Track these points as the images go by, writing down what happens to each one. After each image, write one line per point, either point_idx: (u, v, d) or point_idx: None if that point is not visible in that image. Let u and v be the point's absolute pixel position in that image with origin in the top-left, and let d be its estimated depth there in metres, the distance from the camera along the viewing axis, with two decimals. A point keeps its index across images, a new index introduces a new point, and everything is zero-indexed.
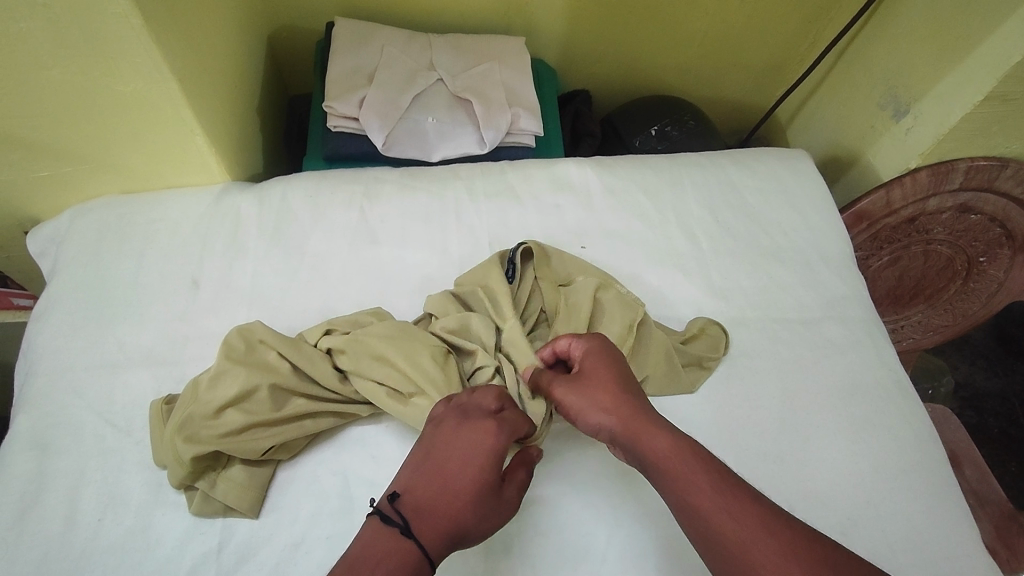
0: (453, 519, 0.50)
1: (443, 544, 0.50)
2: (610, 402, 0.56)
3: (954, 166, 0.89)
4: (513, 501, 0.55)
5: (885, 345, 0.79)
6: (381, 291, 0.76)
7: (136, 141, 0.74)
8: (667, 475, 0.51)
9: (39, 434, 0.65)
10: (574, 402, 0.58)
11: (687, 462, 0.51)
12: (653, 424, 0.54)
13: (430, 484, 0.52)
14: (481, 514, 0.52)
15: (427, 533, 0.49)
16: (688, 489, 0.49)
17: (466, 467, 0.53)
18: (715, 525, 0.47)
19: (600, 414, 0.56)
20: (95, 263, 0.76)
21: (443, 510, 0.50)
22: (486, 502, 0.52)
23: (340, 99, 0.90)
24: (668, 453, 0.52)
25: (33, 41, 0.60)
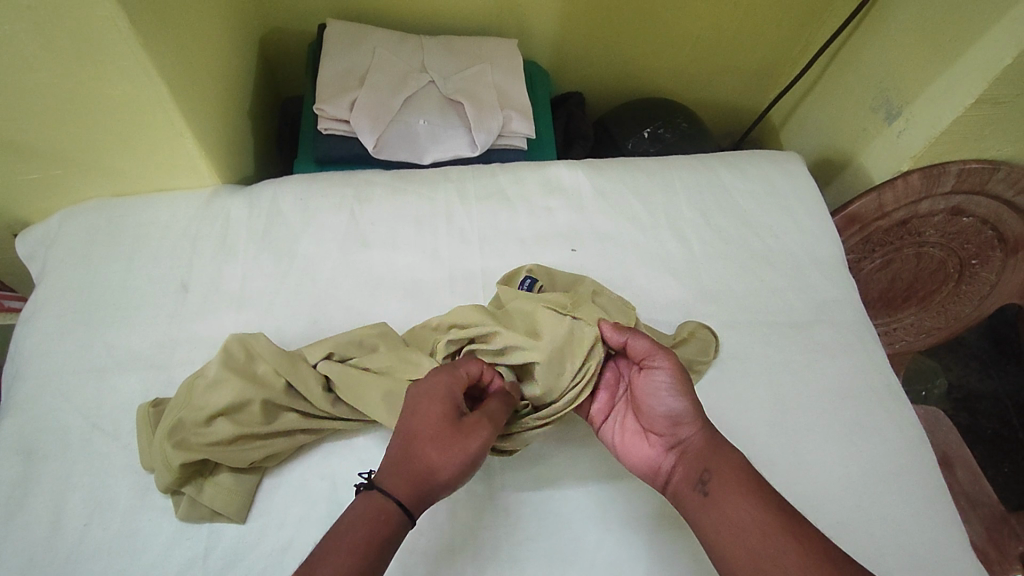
0: (419, 466, 0.52)
1: (413, 491, 0.52)
2: (698, 408, 0.59)
3: (946, 168, 0.89)
4: (478, 440, 0.54)
5: (875, 348, 0.79)
6: (372, 295, 0.75)
7: (125, 144, 0.74)
8: (729, 487, 0.54)
9: (26, 438, 0.65)
10: (679, 383, 0.59)
11: (753, 484, 0.53)
12: (719, 439, 0.57)
13: (396, 448, 0.54)
14: (445, 453, 0.53)
15: (396, 486, 0.52)
16: (749, 506, 0.52)
17: (422, 425, 0.54)
18: (762, 546, 0.49)
19: (689, 412, 0.58)
20: (84, 266, 0.75)
21: (405, 468, 0.52)
22: (443, 448, 0.53)
23: (331, 102, 0.90)
24: (736, 470, 0.54)
25: (19, 44, 0.60)
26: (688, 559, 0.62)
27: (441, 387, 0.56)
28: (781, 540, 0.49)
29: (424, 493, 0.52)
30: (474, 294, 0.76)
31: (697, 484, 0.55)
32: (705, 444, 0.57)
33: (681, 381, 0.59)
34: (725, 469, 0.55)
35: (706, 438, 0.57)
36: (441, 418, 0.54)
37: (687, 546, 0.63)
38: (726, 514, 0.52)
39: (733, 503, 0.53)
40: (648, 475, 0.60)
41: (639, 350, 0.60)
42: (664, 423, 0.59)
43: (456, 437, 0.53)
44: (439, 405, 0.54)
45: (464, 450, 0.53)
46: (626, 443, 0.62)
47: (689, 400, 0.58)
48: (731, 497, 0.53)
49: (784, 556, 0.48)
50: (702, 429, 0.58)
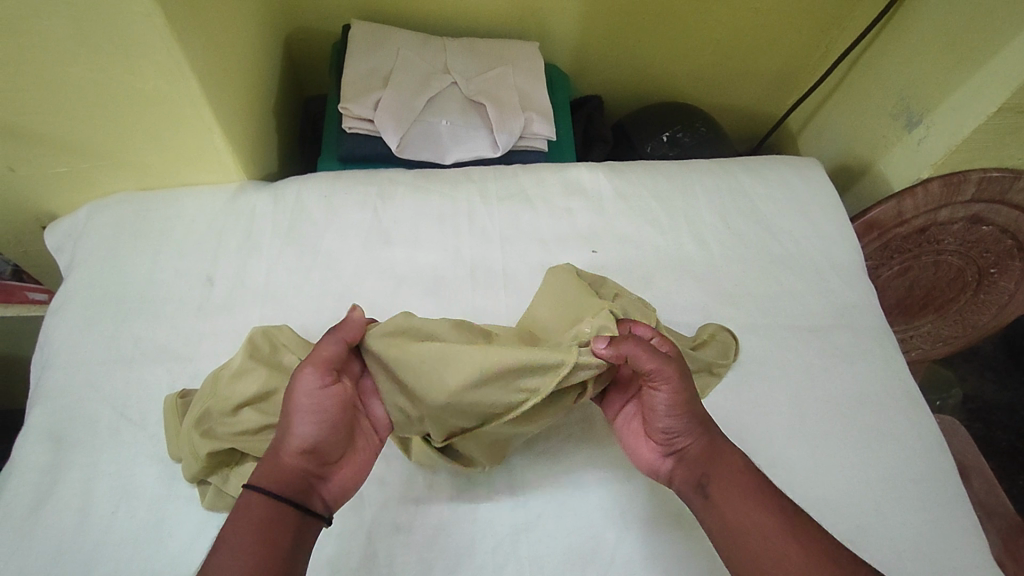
0: (273, 443, 0.55)
1: (272, 472, 0.53)
2: (699, 415, 0.58)
3: (966, 176, 0.89)
4: (306, 397, 0.54)
5: (895, 354, 0.79)
6: (394, 291, 0.76)
7: (155, 138, 0.75)
8: (732, 493, 0.55)
9: (55, 426, 0.66)
10: (679, 398, 0.57)
11: (755, 486, 0.55)
12: (724, 448, 0.57)
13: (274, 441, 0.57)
14: (285, 419, 0.54)
15: (257, 473, 0.53)
16: (751, 512, 0.53)
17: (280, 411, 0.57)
18: (767, 549, 0.51)
19: (688, 420, 0.57)
20: (112, 258, 0.77)
21: (267, 454, 0.54)
22: (283, 419, 0.54)
23: (356, 101, 0.91)
24: (740, 473, 0.56)
25: (58, 38, 0.61)
26: (706, 560, 0.62)
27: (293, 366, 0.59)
28: (783, 538, 0.51)
29: (280, 467, 0.53)
30: (495, 292, 0.77)
31: (698, 489, 0.56)
32: (707, 453, 0.57)
33: (682, 394, 0.57)
34: (727, 472, 0.56)
35: (705, 442, 0.58)
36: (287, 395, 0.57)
37: (705, 547, 0.63)
38: (728, 516, 0.54)
39: (736, 506, 0.54)
40: (648, 474, 0.61)
41: (641, 368, 0.56)
42: (664, 433, 0.58)
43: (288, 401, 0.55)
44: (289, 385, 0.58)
45: (297, 407, 0.54)
46: (629, 443, 0.62)
47: (688, 410, 0.57)
48: (734, 499, 0.54)
49: (787, 558, 0.50)
50: (702, 435, 0.58)
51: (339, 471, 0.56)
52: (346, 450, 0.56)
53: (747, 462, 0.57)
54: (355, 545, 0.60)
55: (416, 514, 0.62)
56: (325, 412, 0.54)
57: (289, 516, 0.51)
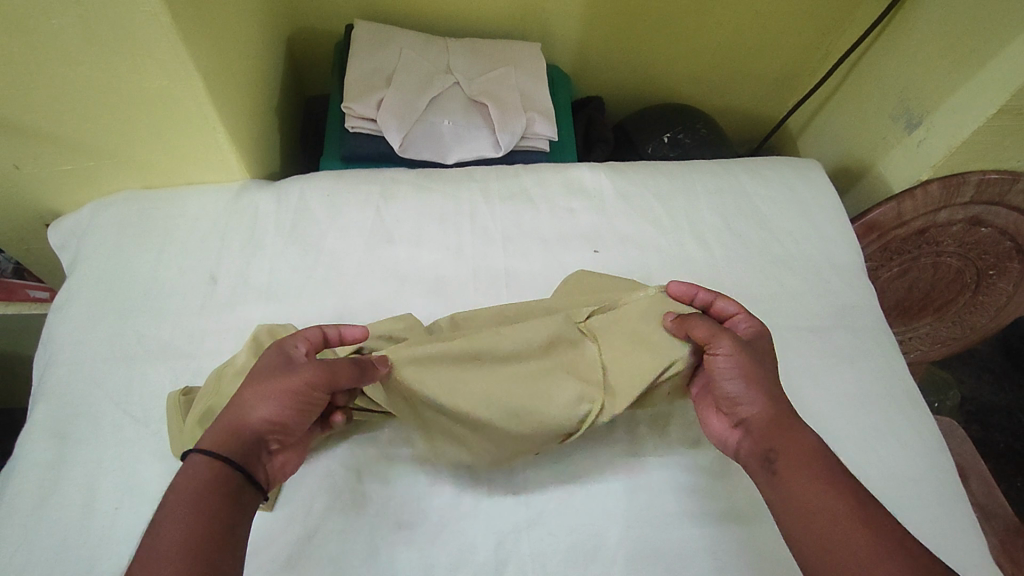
0: (239, 408, 0.54)
1: (235, 438, 0.53)
2: (765, 385, 0.59)
3: (965, 178, 0.90)
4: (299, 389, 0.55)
5: (894, 354, 0.80)
6: (397, 290, 0.77)
7: (159, 137, 0.75)
8: (798, 469, 0.54)
9: (58, 423, 0.66)
10: (740, 362, 0.60)
11: (826, 468, 0.53)
12: (796, 424, 0.57)
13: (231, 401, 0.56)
14: (267, 394, 0.55)
15: (213, 436, 0.53)
16: (818, 490, 0.52)
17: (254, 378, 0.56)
18: (833, 530, 0.50)
19: (754, 388, 0.59)
20: (116, 256, 0.77)
21: (230, 417, 0.54)
22: (263, 392, 0.55)
23: (359, 101, 0.92)
24: (811, 453, 0.55)
25: (65, 37, 0.61)
26: (707, 558, 0.62)
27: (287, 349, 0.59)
28: (850, 521, 0.50)
29: (243, 437, 0.53)
30: (497, 291, 0.77)
31: (764, 462, 0.56)
32: (773, 423, 0.57)
33: (745, 360, 0.60)
34: (794, 448, 0.55)
35: (772, 415, 0.58)
36: (265, 370, 0.57)
37: (706, 546, 0.63)
38: (794, 494, 0.53)
39: (804, 485, 0.53)
40: (722, 444, 0.63)
41: (697, 335, 0.61)
42: (728, 400, 0.61)
43: (274, 377, 0.56)
44: (265, 361, 0.58)
45: (287, 392, 0.55)
46: (705, 416, 0.65)
47: (753, 378, 0.59)
48: (802, 478, 0.53)
49: (853, 540, 0.49)
50: (768, 406, 0.58)
51: (284, 452, 0.58)
52: (299, 435, 0.59)
53: (822, 444, 0.56)
54: (357, 542, 0.60)
55: (419, 511, 0.62)
56: (308, 409, 0.57)
57: (239, 482, 0.51)
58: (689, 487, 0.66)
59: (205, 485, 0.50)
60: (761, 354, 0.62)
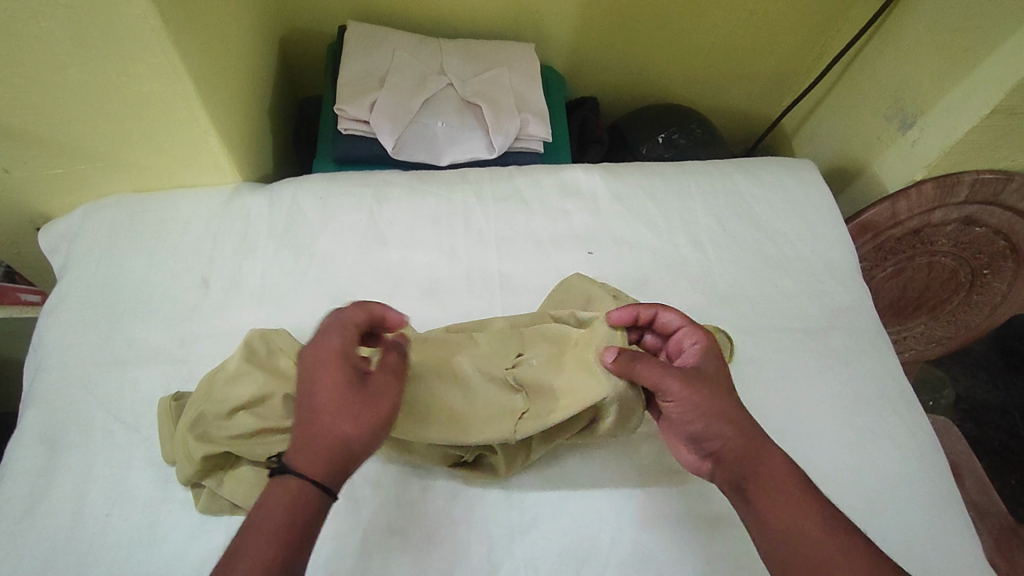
0: (333, 436, 0.50)
1: (331, 458, 0.50)
2: (727, 412, 0.56)
3: (959, 178, 0.89)
4: (385, 401, 0.53)
5: (889, 355, 0.80)
6: (389, 293, 0.76)
7: (150, 140, 0.75)
8: (772, 496, 0.53)
9: (48, 429, 0.65)
10: (697, 402, 0.56)
11: (799, 492, 0.53)
12: (766, 446, 0.56)
13: (305, 425, 0.51)
14: (359, 417, 0.51)
15: (315, 468, 0.49)
16: (791, 517, 0.52)
17: (328, 396, 0.51)
18: (830, 560, 0.50)
19: (716, 420, 0.56)
20: (106, 260, 0.76)
21: (325, 446, 0.50)
22: (355, 413, 0.51)
23: (351, 102, 0.91)
24: (787, 475, 0.54)
25: (54, 39, 0.61)
26: (700, 561, 0.62)
27: (333, 353, 0.54)
28: (827, 546, 0.51)
29: (347, 464, 0.51)
30: (490, 294, 0.77)
31: (737, 491, 0.55)
32: (743, 453, 0.55)
33: (699, 396, 0.56)
34: (766, 473, 0.54)
35: (740, 442, 0.55)
36: (342, 380, 0.52)
37: (699, 550, 0.63)
38: (773, 520, 0.53)
39: (790, 512, 0.52)
40: (694, 471, 0.61)
41: (643, 379, 0.57)
42: (693, 436, 0.57)
43: (366, 401, 0.52)
44: (325, 364, 0.53)
45: (377, 411, 0.53)
46: (671, 444, 0.62)
47: (713, 412, 0.56)
48: (786, 503, 0.53)
49: (833, 563, 0.50)
50: (737, 433, 0.56)
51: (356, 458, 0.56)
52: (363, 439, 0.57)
53: (790, 462, 0.56)
54: (350, 548, 0.60)
55: (413, 516, 0.62)
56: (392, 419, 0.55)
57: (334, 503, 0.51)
58: (683, 491, 0.66)
59: (296, 515, 0.48)
60: (713, 375, 0.58)
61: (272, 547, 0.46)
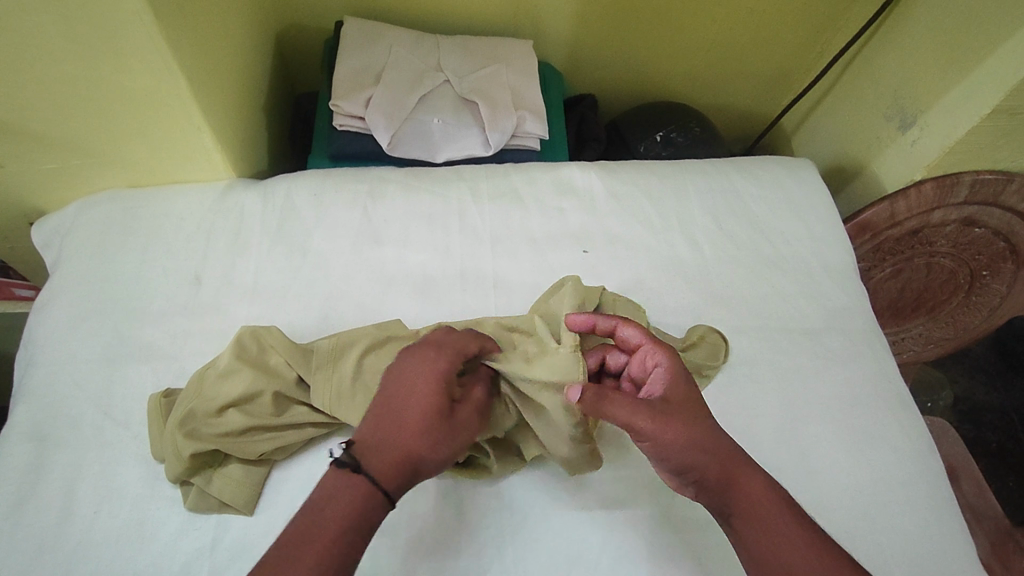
0: (411, 451, 0.52)
1: (398, 473, 0.51)
2: (705, 441, 0.54)
3: (959, 178, 0.89)
4: (463, 435, 0.55)
5: (885, 356, 0.79)
6: (382, 290, 0.76)
7: (143, 136, 0.74)
8: (755, 522, 0.52)
9: (38, 425, 0.65)
10: (664, 441, 0.53)
11: (781, 515, 0.52)
12: (747, 468, 0.54)
13: (389, 432, 0.52)
14: (439, 442, 0.53)
15: (386, 477, 0.51)
16: (774, 542, 0.51)
17: (419, 410, 0.53)
18: None
19: (694, 452, 0.54)
20: (98, 256, 0.76)
21: (401, 458, 0.52)
22: (438, 436, 0.53)
23: (347, 98, 0.91)
24: (770, 497, 0.53)
25: (45, 34, 0.60)
26: (692, 562, 0.62)
27: (438, 371, 0.55)
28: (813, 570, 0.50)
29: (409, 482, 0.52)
30: (484, 293, 0.76)
31: (721, 518, 0.54)
32: (724, 480, 0.54)
33: (673, 430, 0.53)
34: (747, 497, 0.53)
35: (719, 468, 0.54)
36: (436, 398, 0.54)
37: (690, 551, 0.62)
38: (757, 546, 0.52)
39: (776, 536, 0.51)
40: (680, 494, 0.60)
41: (612, 420, 0.55)
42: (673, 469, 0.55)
43: (452, 429, 0.54)
44: (424, 377, 0.55)
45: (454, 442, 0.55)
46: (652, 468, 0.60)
47: (690, 444, 0.53)
48: (773, 526, 0.52)
49: None
50: (717, 461, 0.54)
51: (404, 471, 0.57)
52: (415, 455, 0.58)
53: (772, 482, 0.55)
54: None
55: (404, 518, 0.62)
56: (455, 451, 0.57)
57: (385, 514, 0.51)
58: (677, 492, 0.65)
59: (362, 514, 0.49)
60: (678, 402, 0.56)
61: (336, 538, 0.47)
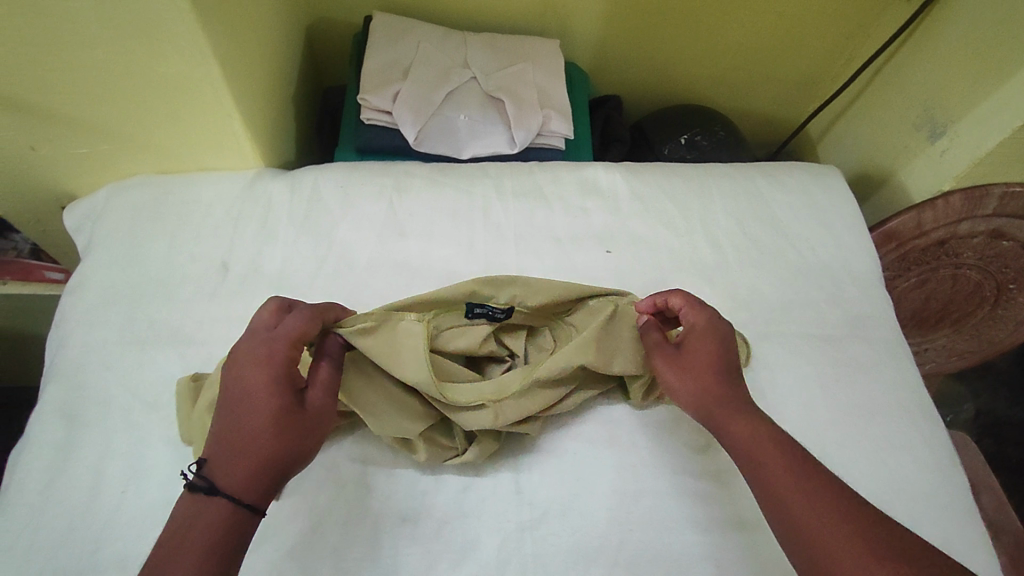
0: (266, 455, 0.51)
1: (258, 478, 0.51)
2: (695, 380, 0.60)
3: (988, 190, 0.87)
4: (317, 423, 0.55)
5: (909, 366, 0.78)
6: (407, 284, 0.76)
7: (175, 123, 0.76)
8: (744, 447, 0.55)
9: (69, 404, 0.66)
10: (663, 375, 0.62)
11: (768, 440, 0.54)
12: (731, 403, 0.58)
13: (236, 441, 0.51)
14: (292, 436, 0.53)
15: (244, 485, 0.50)
16: (759, 463, 0.53)
17: (260, 412, 0.52)
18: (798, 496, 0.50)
19: (682, 389, 0.60)
20: (129, 240, 0.77)
21: (256, 463, 0.51)
22: (290, 429, 0.53)
23: (375, 93, 0.92)
24: (755, 434, 0.55)
25: (84, 18, 0.61)
26: (710, 564, 0.61)
27: (274, 365, 0.54)
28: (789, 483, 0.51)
29: (275, 481, 0.52)
30: None
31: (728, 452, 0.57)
32: (709, 414, 0.58)
33: (670, 369, 0.62)
34: (732, 427, 0.56)
35: (703, 402, 0.59)
36: (275, 396, 0.53)
37: (710, 553, 0.62)
38: (749, 469, 0.54)
39: (757, 458, 0.54)
40: None
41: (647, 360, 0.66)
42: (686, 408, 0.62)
43: (303, 419, 0.54)
44: (260, 376, 0.54)
45: (308, 431, 0.54)
46: None
47: (680, 383, 0.60)
48: (758, 449, 0.54)
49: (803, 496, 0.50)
50: (701, 398, 0.59)
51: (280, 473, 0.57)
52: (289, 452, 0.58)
53: (761, 416, 0.57)
54: (360, 537, 0.60)
55: (423, 507, 0.62)
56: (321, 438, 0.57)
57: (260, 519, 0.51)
58: (697, 494, 0.65)
59: (230, 520, 0.48)
60: (690, 349, 0.62)
61: (211, 546, 0.47)
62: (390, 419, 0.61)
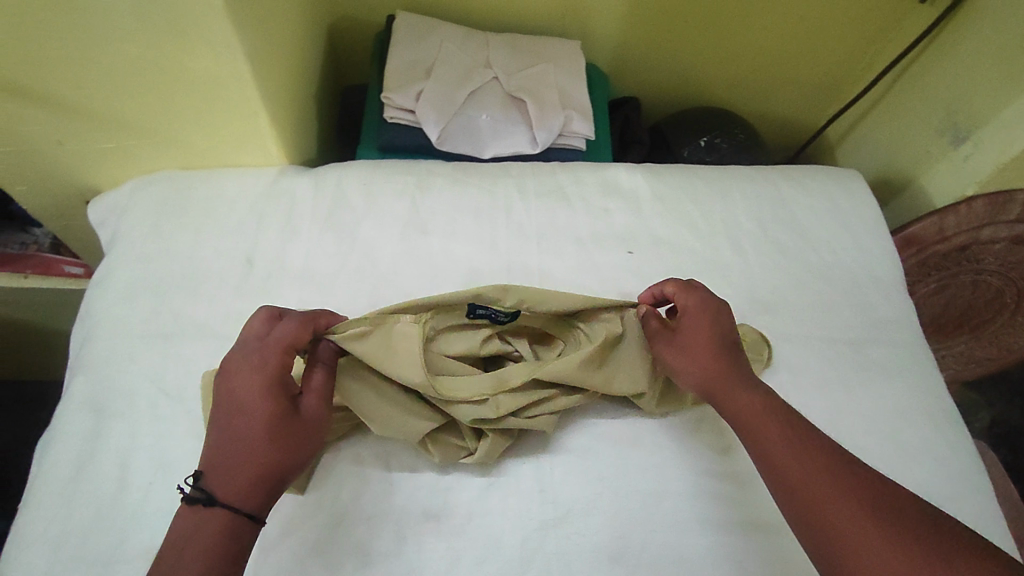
0: (262, 463, 0.53)
1: (254, 485, 0.53)
2: (696, 364, 0.63)
3: (1013, 196, 0.87)
4: (311, 429, 0.57)
5: (932, 371, 0.78)
6: (429, 282, 0.76)
7: (202, 119, 0.76)
8: (749, 426, 0.58)
9: (95, 396, 0.67)
10: (666, 361, 0.65)
11: (768, 416, 0.58)
12: (732, 382, 0.61)
13: (232, 451, 0.53)
14: (287, 443, 0.55)
15: (241, 494, 0.52)
16: (760, 438, 0.57)
17: (254, 423, 0.54)
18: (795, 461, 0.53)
19: (686, 372, 0.63)
20: (154, 235, 0.78)
21: (253, 471, 0.53)
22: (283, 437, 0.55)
23: (398, 91, 0.92)
24: (756, 410, 0.59)
25: (118, 15, 0.62)
26: (734, 566, 0.61)
27: (266, 374, 0.56)
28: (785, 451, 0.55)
29: (272, 488, 0.54)
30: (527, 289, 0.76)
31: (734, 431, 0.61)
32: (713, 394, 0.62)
33: (672, 354, 0.65)
34: (734, 407, 0.60)
35: (705, 384, 0.62)
36: (269, 405, 0.55)
37: (733, 555, 0.62)
38: (753, 443, 0.57)
39: (758, 432, 0.57)
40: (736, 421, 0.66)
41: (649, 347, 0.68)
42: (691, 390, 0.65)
43: (297, 426, 0.56)
44: (253, 385, 0.55)
45: (302, 438, 0.56)
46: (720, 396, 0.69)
47: (683, 367, 0.64)
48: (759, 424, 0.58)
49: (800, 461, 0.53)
50: (703, 380, 0.62)
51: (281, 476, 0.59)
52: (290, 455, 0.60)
53: (762, 393, 0.60)
54: (383, 533, 0.60)
55: (446, 504, 0.62)
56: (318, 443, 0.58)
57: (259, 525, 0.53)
58: (721, 496, 0.65)
59: (228, 529, 0.51)
60: (687, 332, 0.65)
61: (211, 554, 0.50)
62: (396, 420, 0.62)
